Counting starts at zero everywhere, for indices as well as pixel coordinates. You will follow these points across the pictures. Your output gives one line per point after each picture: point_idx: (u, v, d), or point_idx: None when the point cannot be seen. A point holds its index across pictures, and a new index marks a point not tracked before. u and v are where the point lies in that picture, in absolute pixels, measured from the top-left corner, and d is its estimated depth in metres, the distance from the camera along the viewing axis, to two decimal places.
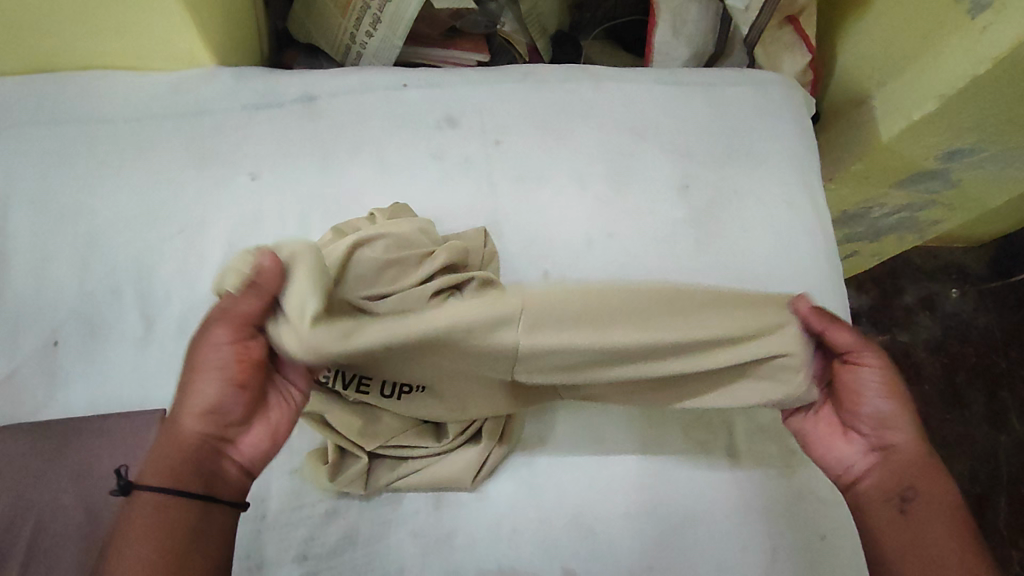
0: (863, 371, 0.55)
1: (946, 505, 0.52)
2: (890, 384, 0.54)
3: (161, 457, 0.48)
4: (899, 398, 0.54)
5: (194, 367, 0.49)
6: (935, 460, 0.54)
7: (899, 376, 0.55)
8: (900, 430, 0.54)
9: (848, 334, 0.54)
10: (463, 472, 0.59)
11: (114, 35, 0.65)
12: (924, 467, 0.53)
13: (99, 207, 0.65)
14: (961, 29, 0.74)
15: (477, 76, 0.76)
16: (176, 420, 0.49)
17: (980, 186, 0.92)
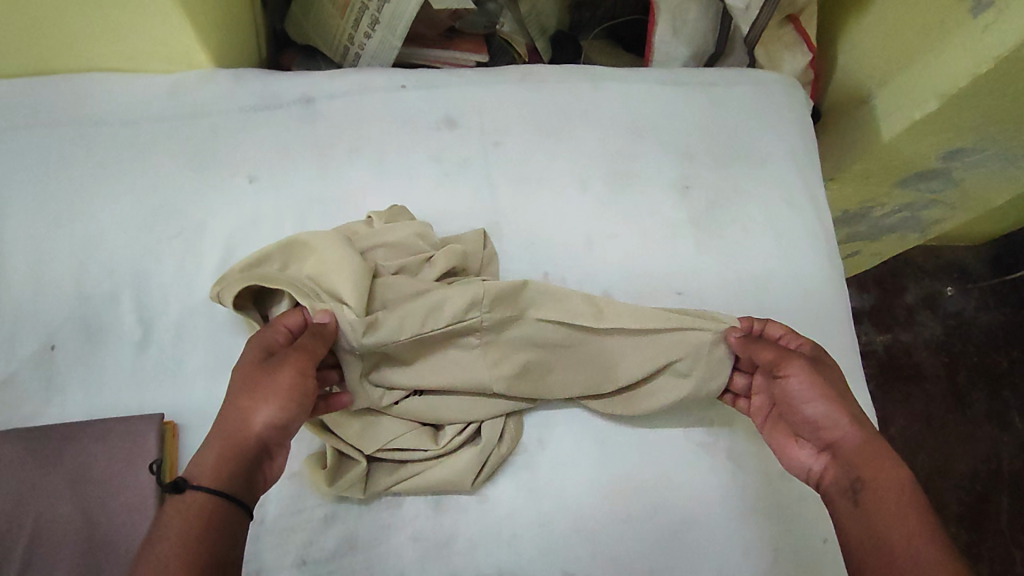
0: (790, 380, 0.55)
1: (897, 485, 0.49)
2: (819, 383, 0.55)
3: (225, 463, 0.47)
4: (830, 395, 0.54)
5: (264, 380, 0.50)
6: (879, 444, 0.52)
7: (822, 370, 0.56)
8: (838, 421, 0.53)
9: (767, 349, 0.57)
10: (463, 476, 0.58)
11: (110, 37, 0.65)
12: (872, 453, 0.52)
13: (96, 210, 0.65)
14: (962, 28, 0.74)
15: (476, 76, 0.75)
16: (241, 426, 0.49)
17: (982, 185, 0.92)
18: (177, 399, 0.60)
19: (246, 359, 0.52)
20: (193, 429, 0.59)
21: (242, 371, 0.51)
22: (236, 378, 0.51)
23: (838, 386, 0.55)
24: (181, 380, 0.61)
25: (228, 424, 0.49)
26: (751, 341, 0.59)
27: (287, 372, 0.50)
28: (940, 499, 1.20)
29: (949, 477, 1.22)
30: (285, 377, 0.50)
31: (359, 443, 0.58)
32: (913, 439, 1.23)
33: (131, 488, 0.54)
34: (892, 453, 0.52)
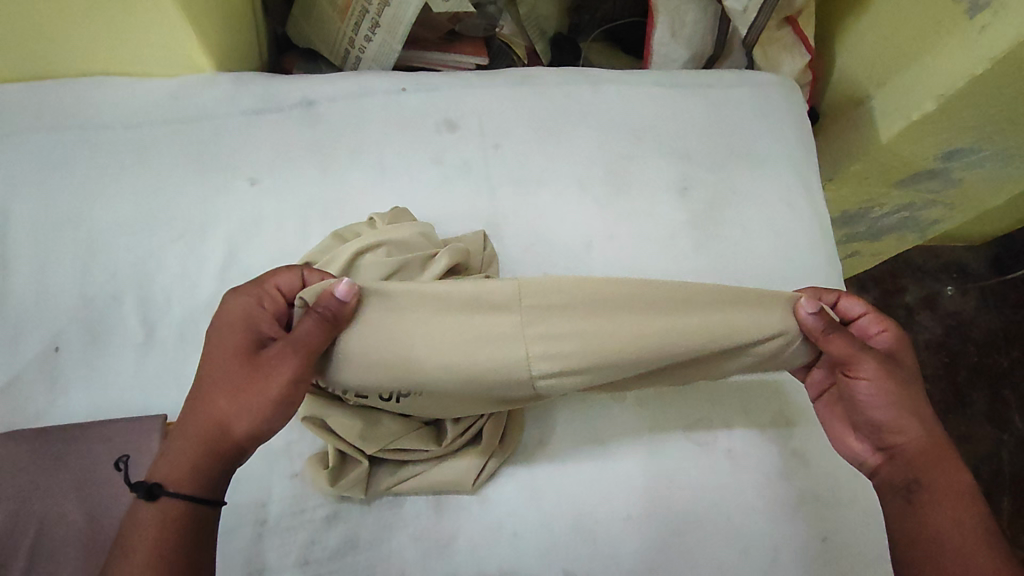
0: (858, 372, 0.54)
1: (956, 490, 0.51)
2: (890, 386, 0.54)
3: (199, 459, 0.49)
4: (902, 397, 0.54)
5: (252, 377, 0.49)
6: (944, 448, 0.53)
7: (898, 372, 0.55)
8: (908, 424, 0.54)
9: (866, 367, 0.54)
10: (465, 475, 0.58)
11: (113, 41, 0.66)
12: (932, 455, 0.53)
13: (99, 213, 0.66)
14: (958, 29, 0.74)
15: (476, 79, 0.76)
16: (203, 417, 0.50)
17: (980, 185, 0.92)
18: (180, 399, 0.60)
19: (234, 346, 0.51)
20: None
21: (231, 359, 0.50)
22: (226, 365, 0.50)
23: (914, 388, 0.55)
24: (184, 381, 0.61)
25: (212, 416, 0.49)
26: (830, 326, 0.53)
27: (274, 367, 0.49)
28: None
29: None
30: (275, 371, 0.49)
31: (365, 445, 0.57)
32: None
33: (135, 489, 0.55)
34: (954, 456, 0.53)
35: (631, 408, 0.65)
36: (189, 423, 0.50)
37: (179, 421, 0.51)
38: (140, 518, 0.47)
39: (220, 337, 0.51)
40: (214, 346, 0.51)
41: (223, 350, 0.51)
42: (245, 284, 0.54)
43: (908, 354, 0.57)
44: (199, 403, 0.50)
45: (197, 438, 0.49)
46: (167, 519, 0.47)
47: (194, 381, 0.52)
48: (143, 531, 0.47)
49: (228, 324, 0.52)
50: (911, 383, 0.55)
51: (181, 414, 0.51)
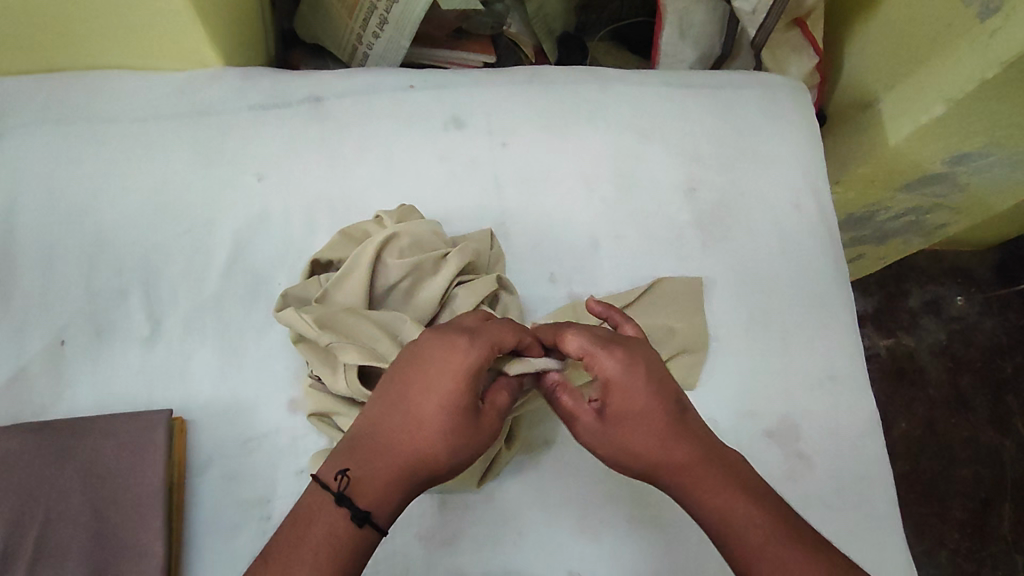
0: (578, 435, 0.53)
1: (732, 529, 0.47)
2: (610, 447, 0.51)
3: (396, 495, 0.47)
4: (633, 453, 0.50)
5: (469, 430, 0.49)
6: (704, 478, 0.48)
7: (617, 429, 0.51)
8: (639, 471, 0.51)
9: (581, 427, 0.53)
10: (470, 473, 0.58)
11: (122, 34, 0.65)
12: (694, 492, 0.48)
13: (106, 206, 0.65)
14: (970, 33, 0.74)
15: (484, 77, 0.76)
16: (409, 457, 0.48)
17: (988, 190, 0.92)
18: (185, 395, 0.60)
19: (454, 387, 0.49)
20: (202, 425, 0.60)
21: (446, 402, 0.49)
22: (440, 408, 0.48)
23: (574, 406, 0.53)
24: (190, 378, 0.61)
25: (416, 454, 0.48)
26: (558, 386, 0.55)
27: (484, 424, 0.50)
28: (941, 503, 1.21)
29: (950, 482, 1.22)
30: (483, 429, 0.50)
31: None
32: (914, 443, 1.24)
33: (140, 483, 0.55)
34: (724, 481, 0.48)
35: None
36: (387, 454, 0.48)
37: (371, 448, 0.48)
38: (332, 530, 0.45)
39: (430, 372, 0.49)
40: (427, 378, 0.49)
41: (442, 390, 0.49)
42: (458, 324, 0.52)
43: (628, 391, 0.51)
44: (398, 437, 0.48)
45: (394, 473, 0.47)
46: (359, 546, 0.45)
47: (386, 413, 0.49)
48: (328, 552, 0.44)
49: (441, 367, 0.49)
50: (624, 432, 0.50)
51: (367, 441, 0.48)
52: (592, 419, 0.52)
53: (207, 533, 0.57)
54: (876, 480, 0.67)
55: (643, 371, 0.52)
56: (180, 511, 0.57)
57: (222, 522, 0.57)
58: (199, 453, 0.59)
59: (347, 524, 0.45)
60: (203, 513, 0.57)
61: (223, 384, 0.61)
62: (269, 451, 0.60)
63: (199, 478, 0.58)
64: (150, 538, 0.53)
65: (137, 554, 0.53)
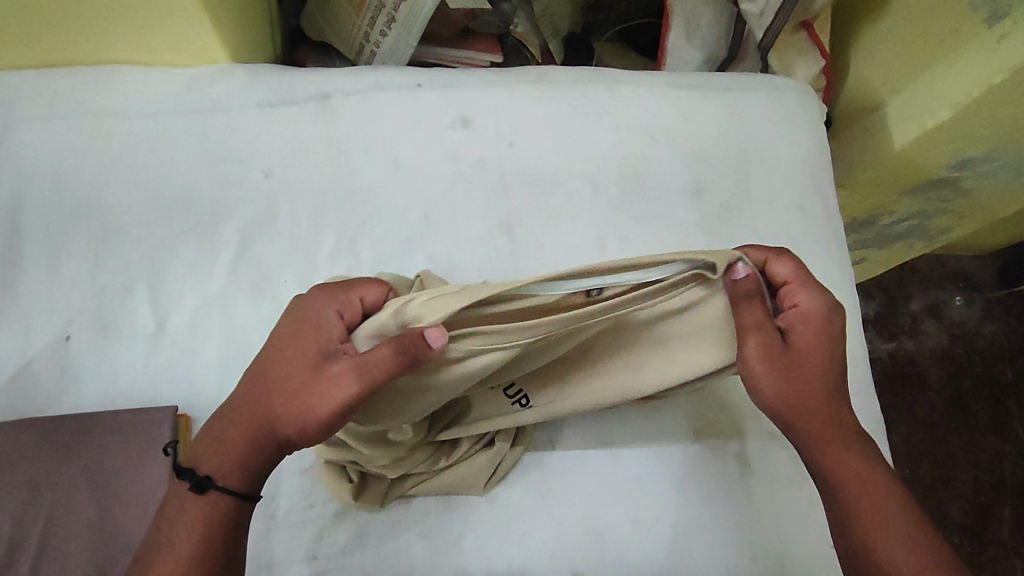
0: (743, 348, 0.51)
1: (859, 478, 0.51)
2: (773, 369, 0.51)
3: (243, 457, 0.48)
4: (794, 385, 0.51)
5: (306, 384, 0.47)
6: (851, 439, 0.52)
7: (788, 357, 0.51)
8: (786, 395, 0.51)
9: (750, 338, 0.50)
10: (476, 478, 0.59)
11: (129, 30, 0.65)
12: (837, 441, 0.52)
13: (112, 202, 0.65)
14: (977, 38, 0.74)
15: (491, 76, 0.76)
16: (265, 421, 0.48)
17: (992, 194, 0.92)
18: (190, 392, 0.60)
19: (301, 343, 0.49)
20: (207, 423, 0.60)
21: (297, 358, 0.48)
22: (286, 366, 0.48)
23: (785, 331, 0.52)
24: (195, 374, 0.61)
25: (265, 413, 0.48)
26: (740, 301, 0.50)
27: (331, 377, 0.46)
28: (941, 507, 1.21)
29: (950, 486, 1.22)
30: (332, 382, 0.46)
31: (388, 456, 0.55)
32: (915, 447, 1.24)
33: (145, 480, 0.55)
34: (861, 442, 0.53)
35: (642, 409, 0.64)
36: (244, 414, 0.49)
37: (233, 417, 0.49)
38: (182, 505, 0.47)
39: (287, 330, 0.50)
40: (287, 337, 0.49)
41: (291, 348, 0.49)
42: (336, 281, 0.52)
43: (818, 330, 0.52)
44: (252, 396, 0.49)
45: (251, 434, 0.48)
46: (212, 514, 0.47)
47: (250, 378, 0.50)
48: (185, 521, 0.46)
49: (301, 329, 0.49)
50: (803, 367, 0.51)
51: (238, 412, 0.49)
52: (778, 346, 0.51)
53: None
54: None
55: (833, 320, 0.52)
56: None
57: None
58: None
59: (191, 496, 0.47)
60: None
61: (228, 381, 0.61)
62: None
63: None
64: None
65: None
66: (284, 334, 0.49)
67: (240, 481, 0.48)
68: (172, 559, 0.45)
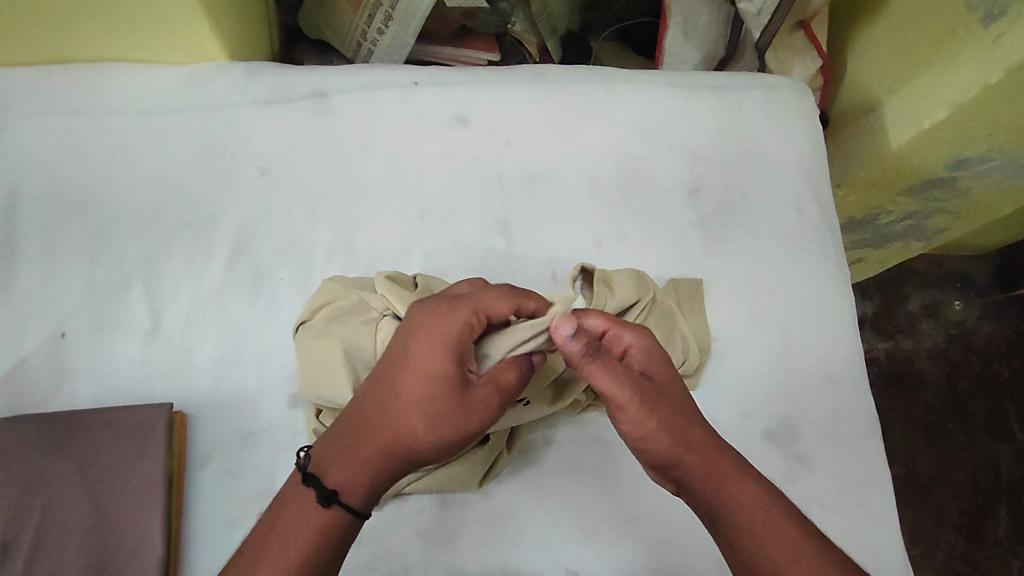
0: (595, 386, 0.51)
1: (743, 508, 0.48)
2: (648, 413, 0.50)
3: (372, 474, 0.48)
4: (667, 427, 0.50)
5: (448, 407, 0.49)
6: (724, 465, 0.50)
7: (654, 394, 0.51)
8: (662, 441, 0.50)
9: (598, 369, 0.50)
10: (471, 475, 0.58)
11: (126, 27, 0.65)
12: (718, 478, 0.49)
13: (108, 199, 0.65)
14: (973, 39, 0.74)
15: (488, 74, 0.76)
16: (398, 436, 0.48)
17: (989, 194, 0.92)
18: (187, 388, 0.61)
19: (440, 364, 0.50)
20: (203, 420, 0.60)
21: (431, 377, 0.49)
22: (420, 385, 0.49)
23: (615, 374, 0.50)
24: (192, 371, 0.61)
25: (402, 432, 0.48)
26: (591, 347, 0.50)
27: (476, 402, 0.50)
28: (937, 507, 1.21)
29: (946, 486, 1.22)
30: (476, 405, 0.50)
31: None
32: (911, 446, 1.24)
33: (141, 477, 0.55)
34: (739, 467, 0.50)
35: None
36: (375, 429, 0.48)
37: (359, 427, 0.48)
38: (298, 515, 0.45)
39: (420, 348, 0.50)
40: (419, 355, 0.50)
41: (427, 368, 0.49)
42: (444, 297, 0.54)
43: (660, 362, 0.54)
44: (385, 411, 0.49)
45: (377, 448, 0.48)
46: (331, 528, 0.45)
47: (375, 387, 0.50)
48: (297, 531, 0.45)
49: (433, 344, 0.50)
50: (663, 404, 0.51)
51: (362, 422, 0.49)
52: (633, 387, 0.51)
53: (206, 527, 0.57)
54: (874, 483, 0.67)
55: (661, 349, 0.55)
56: (180, 505, 0.57)
57: (221, 516, 0.57)
58: (199, 447, 0.59)
59: (314, 508, 0.45)
60: (204, 507, 0.57)
61: (224, 378, 0.61)
62: (269, 446, 0.60)
63: (198, 474, 0.58)
64: (150, 532, 0.53)
65: (136, 547, 0.53)
66: (415, 348, 0.50)
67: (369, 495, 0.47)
68: (281, 561, 0.44)
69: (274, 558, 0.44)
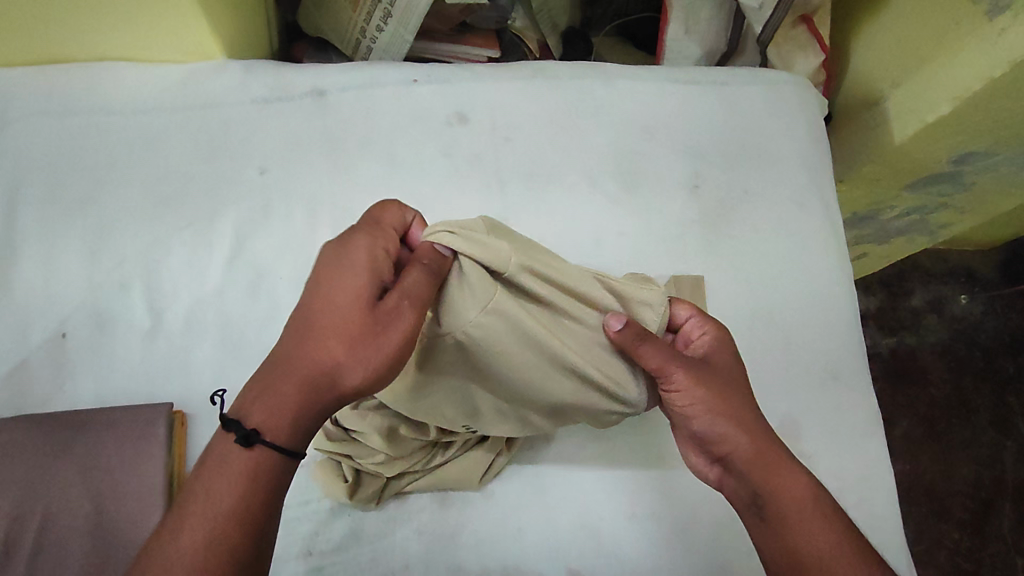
0: (677, 405, 0.54)
1: (791, 495, 0.50)
2: (697, 389, 0.53)
3: (296, 409, 0.43)
4: (715, 407, 0.53)
5: (362, 333, 0.44)
6: (774, 450, 0.52)
7: (709, 375, 0.54)
8: (709, 417, 0.53)
9: (652, 349, 0.53)
10: (472, 472, 0.59)
11: (123, 27, 0.65)
12: (767, 461, 0.52)
13: (108, 199, 0.65)
14: (977, 31, 0.74)
15: (487, 71, 0.75)
16: (314, 362, 0.44)
17: (993, 189, 0.91)
18: (186, 387, 0.61)
19: (353, 285, 0.45)
20: (204, 419, 0.60)
21: (335, 308, 0.45)
22: (336, 306, 0.45)
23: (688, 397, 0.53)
24: (191, 370, 0.61)
25: (316, 367, 0.44)
26: (641, 335, 0.53)
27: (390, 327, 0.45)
28: (942, 503, 1.21)
29: (951, 482, 1.22)
30: (391, 333, 0.45)
31: (388, 449, 0.56)
32: (915, 442, 1.24)
33: (141, 477, 0.55)
34: (789, 458, 0.52)
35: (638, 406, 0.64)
36: (285, 357, 0.44)
37: (278, 357, 0.44)
38: (225, 461, 0.42)
39: (317, 286, 0.46)
40: (325, 291, 0.46)
41: (337, 288, 0.45)
42: (370, 228, 0.49)
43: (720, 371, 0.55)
44: (296, 348, 0.44)
45: (296, 379, 0.44)
46: (261, 472, 0.42)
47: (293, 319, 0.46)
48: (222, 486, 0.41)
49: (342, 270, 0.46)
50: (723, 410, 0.53)
51: (279, 354, 0.45)
52: (691, 406, 0.53)
53: None
54: (876, 480, 0.66)
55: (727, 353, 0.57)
56: None
57: None
58: (199, 447, 0.59)
59: (238, 451, 0.42)
60: None
61: (225, 378, 0.61)
62: None
63: None
64: (149, 532, 0.53)
65: (136, 548, 0.53)
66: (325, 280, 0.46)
67: (295, 439, 0.44)
68: (206, 516, 0.41)
69: (200, 508, 0.41)
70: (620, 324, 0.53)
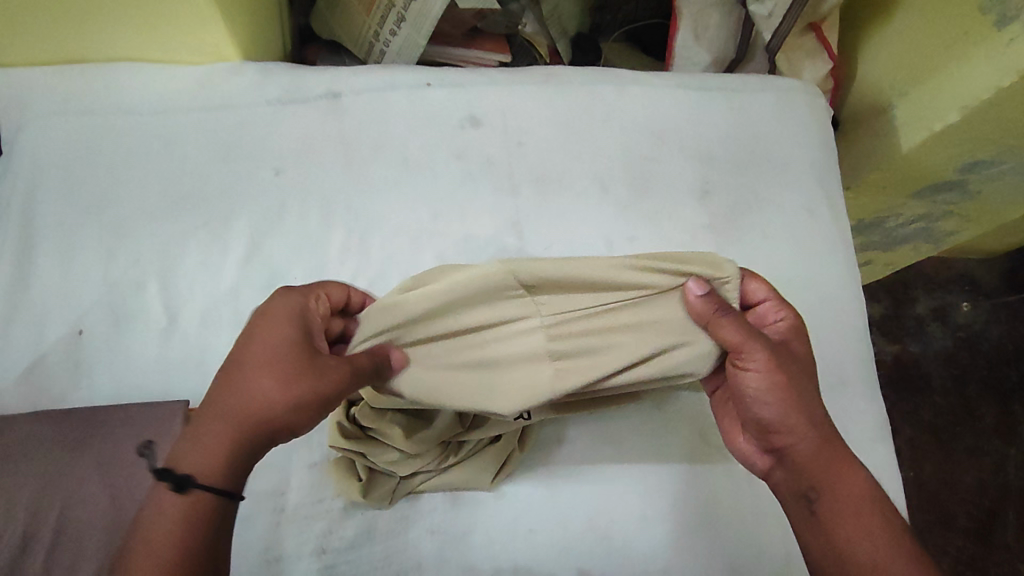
0: (745, 382, 0.53)
1: (852, 496, 0.51)
2: (774, 370, 0.52)
3: (228, 462, 0.47)
4: (787, 393, 0.53)
5: (281, 373, 0.47)
6: (837, 449, 0.53)
7: (784, 356, 0.54)
8: (780, 400, 0.53)
9: (732, 329, 0.52)
10: (482, 473, 0.59)
11: (142, 28, 0.66)
12: (829, 459, 0.52)
13: (125, 198, 0.66)
14: (985, 41, 0.75)
15: (500, 75, 0.76)
16: (245, 413, 0.47)
17: (999, 198, 0.92)
18: (202, 386, 0.61)
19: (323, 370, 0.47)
20: None
21: (294, 387, 0.47)
22: (304, 375, 0.47)
23: (771, 382, 0.53)
24: (207, 368, 0.62)
25: (255, 419, 0.47)
26: (721, 307, 0.53)
27: (314, 373, 0.47)
28: (946, 511, 1.21)
29: (954, 489, 1.22)
30: (309, 375, 0.47)
31: (406, 445, 0.56)
32: (919, 449, 1.24)
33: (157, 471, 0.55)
34: (849, 456, 0.53)
35: (649, 408, 0.65)
36: (233, 404, 0.47)
37: (233, 406, 0.47)
38: (165, 508, 0.45)
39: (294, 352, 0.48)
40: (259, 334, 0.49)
41: (307, 364, 0.48)
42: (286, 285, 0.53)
43: (794, 360, 0.55)
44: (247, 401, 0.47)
45: (230, 433, 0.47)
46: (192, 513, 0.45)
47: (257, 362, 0.48)
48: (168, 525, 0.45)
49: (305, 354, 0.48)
50: (799, 397, 0.53)
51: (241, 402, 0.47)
52: (762, 392, 0.53)
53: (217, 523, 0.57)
54: (884, 485, 0.67)
55: (801, 343, 0.57)
56: None
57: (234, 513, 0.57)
58: None
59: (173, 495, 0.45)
60: None
61: None
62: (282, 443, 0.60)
63: None
64: None
65: None
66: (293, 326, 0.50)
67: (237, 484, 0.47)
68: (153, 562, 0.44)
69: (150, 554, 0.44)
70: (703, 290, 0.53)
